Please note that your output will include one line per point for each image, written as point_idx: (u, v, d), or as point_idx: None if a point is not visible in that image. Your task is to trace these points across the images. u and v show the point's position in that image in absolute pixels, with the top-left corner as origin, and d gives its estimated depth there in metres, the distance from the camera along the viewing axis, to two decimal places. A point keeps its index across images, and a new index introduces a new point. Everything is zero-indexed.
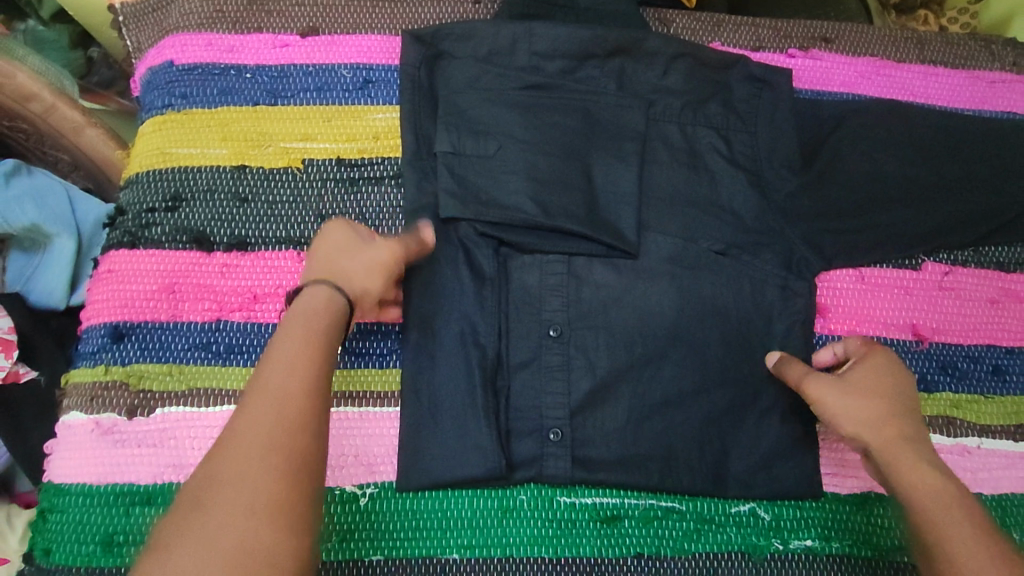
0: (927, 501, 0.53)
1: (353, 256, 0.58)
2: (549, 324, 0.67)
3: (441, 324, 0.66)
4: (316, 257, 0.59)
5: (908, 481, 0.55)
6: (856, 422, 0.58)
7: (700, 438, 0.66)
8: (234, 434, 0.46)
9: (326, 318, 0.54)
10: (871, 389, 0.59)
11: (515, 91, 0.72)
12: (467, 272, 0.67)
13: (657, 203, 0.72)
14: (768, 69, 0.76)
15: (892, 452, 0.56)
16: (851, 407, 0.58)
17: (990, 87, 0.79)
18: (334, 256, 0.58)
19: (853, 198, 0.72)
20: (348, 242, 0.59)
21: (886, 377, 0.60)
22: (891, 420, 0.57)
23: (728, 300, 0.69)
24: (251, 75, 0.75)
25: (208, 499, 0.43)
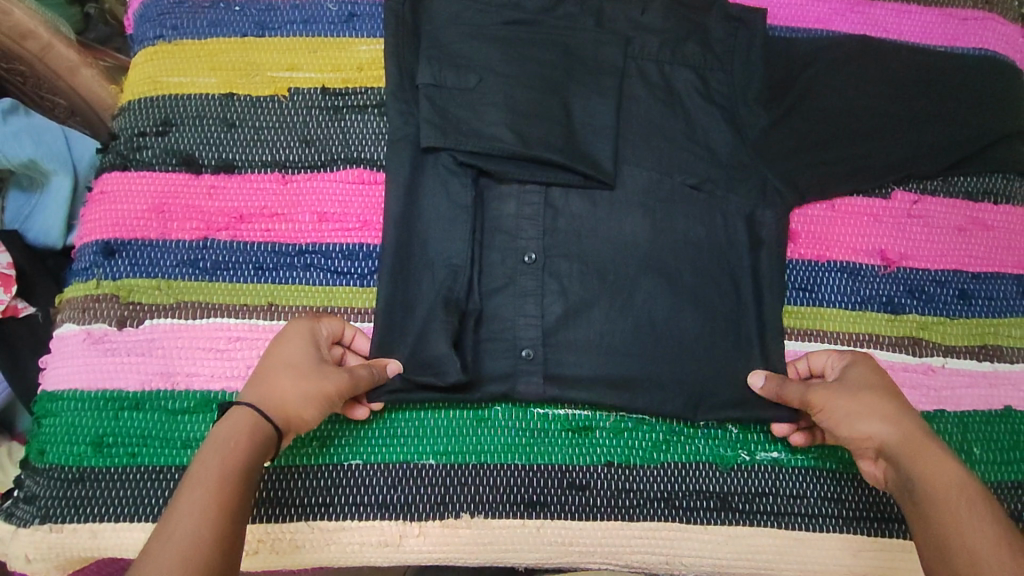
0: (940, 485, 0.52)
1: (295, 379, 0.56)
2: (524, 251, 0.69)
3: (419, 252, 0.68)
4: (272, 354, 0.58)
5: (923, 471, 0.54)
6: (869, 421, 0.57)
7: (672, 363, 0.67)
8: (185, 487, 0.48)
9: (257, 434, 0.52)
10: (875, 388, 0.59)
11: (495, 27, 0.74)
12: (445, 201, 0.69)
13: (635, 136, 0.73)
14: (746, 9, 0.77)
15: (912, 448, 0.55)
16: (860, 406, 0.58)
17: (962, 24, 0.82)
18: (278, 372, 0.56)
19: (827, 130, 0.73)
20: (303, 353, 0.58)
21: (884, 379, 0.61)
22: (902, 419, 0.57)
23: (702, 230, 0.71)
24: (240, 8, 0.77)
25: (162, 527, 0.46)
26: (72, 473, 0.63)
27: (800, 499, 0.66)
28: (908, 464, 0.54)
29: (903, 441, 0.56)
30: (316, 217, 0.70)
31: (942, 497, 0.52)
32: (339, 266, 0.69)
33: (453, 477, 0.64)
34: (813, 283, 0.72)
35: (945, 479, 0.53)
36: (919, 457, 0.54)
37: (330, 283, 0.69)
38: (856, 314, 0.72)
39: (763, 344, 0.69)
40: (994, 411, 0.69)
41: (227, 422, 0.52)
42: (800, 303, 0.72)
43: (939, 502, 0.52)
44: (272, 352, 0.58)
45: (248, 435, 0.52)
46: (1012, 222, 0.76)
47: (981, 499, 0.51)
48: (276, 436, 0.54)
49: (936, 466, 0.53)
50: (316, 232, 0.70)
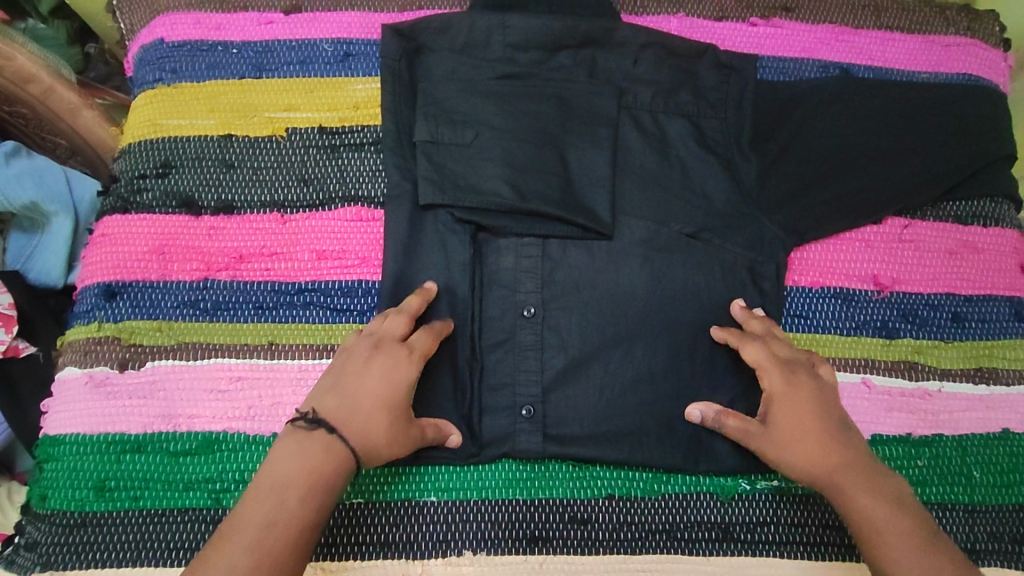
0: (871, 515, 0.57)
1: (389, 439, 0.58)
2: (522, 304, 0.70)
3: None
4: (372, 394, 0.58)
5: (853, 503, 0.58)
6: (800, 462, 0.59)
7: (671, 414, 0.67)
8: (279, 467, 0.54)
9: (337, 471, 0.55)
10: (801, 424, 0.60)
11: (490, 81, 0.76)
12: (443, 255, 0.70)
13: (631, 186, 0.75)
14: (735, 56, 0.79)
15: (840, 479, 0.58)
16: (786, 449, 0.60)
17: (945, 50, 0.85)
18: (377, 425, 0.57)
19: (813, 170, 0.76)
20: (401, 400, 0.59)
21: (814, 407, 0.61)
22: (830, 452, 0.59)
23: (699, 277, 0.72)
24: (238, 51, 0.78)
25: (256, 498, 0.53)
26: (74, 518, 0.62)
27: (801, 527, 0.65)
28: (837, 496, 0.58)
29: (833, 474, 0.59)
30: (314, 255, 0.71)
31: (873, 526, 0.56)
32: (338, 304, 0.70)
33: (454, 514, 0.64)
34: (808, 309, 0.73)
35: (881, 503, 0.57)
36: (845, 483, 0.58)
37: (329, 321, 0.70)
38: (852, 339, 0.72)
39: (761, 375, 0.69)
40: (991, 434, 0.69)
41: (307, 449, 0.55)
42: (796, 329, 0.72)
43: (870, 531, 0.56)
44: (375, 391, 0.58)
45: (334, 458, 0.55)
46: (1002, 245, 0.78)
47: (906, 520, 0.56)
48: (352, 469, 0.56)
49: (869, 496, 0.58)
50: (315, 270, 0.71)
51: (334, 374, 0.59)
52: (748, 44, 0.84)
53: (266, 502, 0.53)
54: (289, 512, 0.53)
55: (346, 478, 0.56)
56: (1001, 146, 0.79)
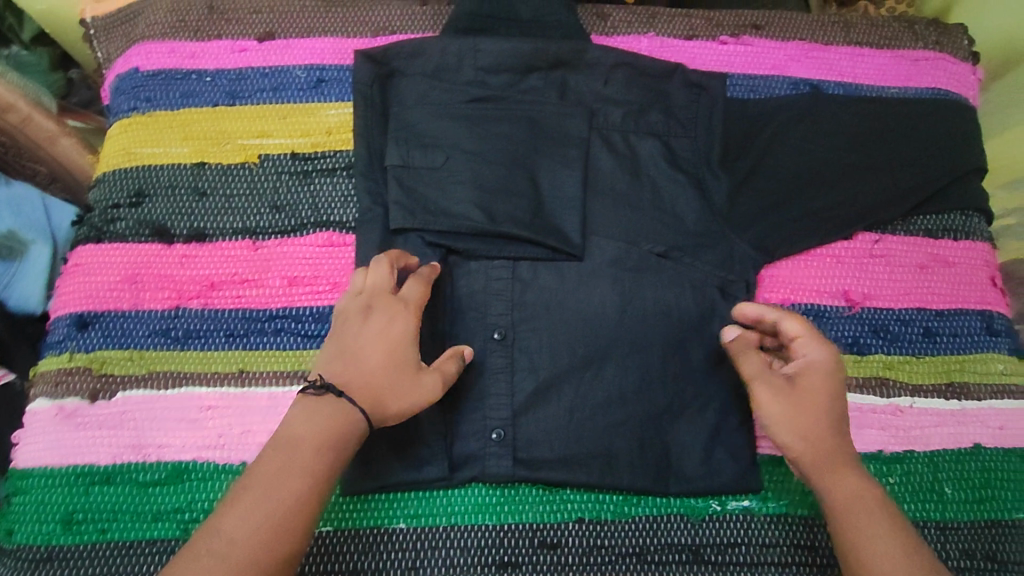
0: (853, 508, 0.55)
1: (396, 389, 0.57)
2: (493, 327, 0.70)
3: None
4: (373, 351, 0.58)
5: (837, 493, 0.56)
6: (800, 436, 0.57)
7: (641, 435, 0.67)
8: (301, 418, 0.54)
9: (347, 431, 0.54)
10: (818, 402, 0.57)
11: (461, 104, 0.76)
12: None
13: (602, 207, 0.75)
14: (704, 75, 0.79)
15: (832, 466, 0.56)
16: (793, 420, 0.57)
17: (914, 65, 0.85)
18: (382, 379, 0.57)
19: (783, 188, 0.76)
20: (399, 350, 0.58)
21: (836, 393, 0.58)
22: (832, 438, 0.57)
23: (669, 296, 0.72)
24: (211, 78, 0.78)
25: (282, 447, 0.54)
26: (40, 553, 0.62)
27: (772, 548, 0.65)
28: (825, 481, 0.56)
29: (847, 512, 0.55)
30: (285, 282, 0.71)
31: (856, 518, 0.54)
32: (309, 330, 0.70)
33: (423, 541, 0.64)
34: None
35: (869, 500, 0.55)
36: (840, 471, 0.56)
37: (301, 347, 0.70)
38: None
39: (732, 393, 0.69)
40: (963, 449, 0.69)
41: (317, 411, 0.54)
42: None
43: (848, 521, 0.55)
44: (373, 344, 0.58)
45: (342, 417, 0.54)
46: (973, 258, 0.78)
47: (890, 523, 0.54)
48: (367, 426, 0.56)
49: (881, 538, 0.54)
50: (286, 296, 0.71)
51: (334, 339, 0.59)
52: (719, 63, 0.83)
53: (286, 450, 0.53)
54: (307, 461, 0.53)
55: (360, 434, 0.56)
56: (969, 161, 0.80)
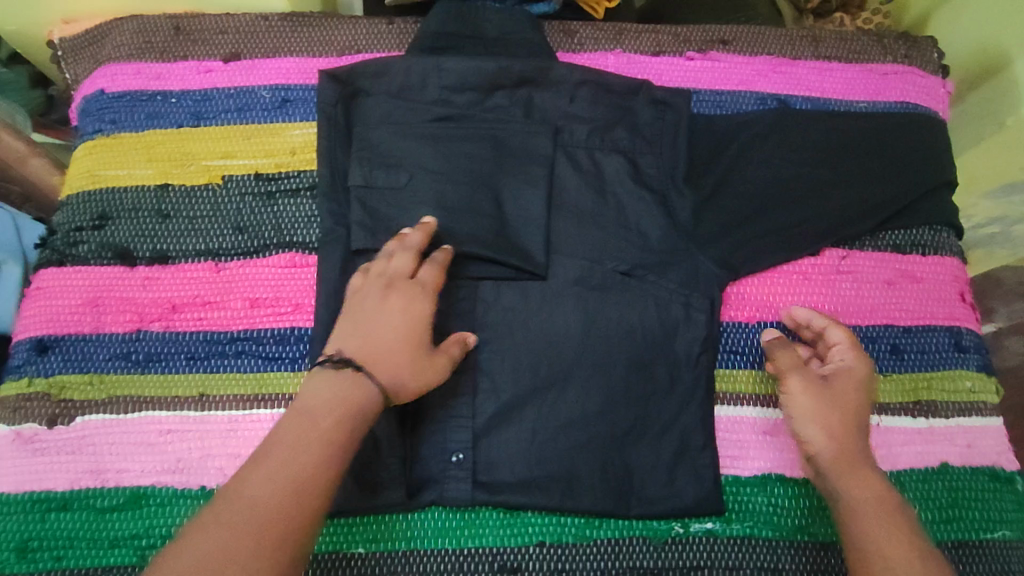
0: (866, 503, 0.55)
1: (413, 366, 0.59)
2: None
3: None
4: (394, 328, 0.60)
5: (852, 488, 0.56)
6: (825, 425, 0.59)
7: (603, 457, 0.67)
8: (315, 395, 0.54)
9: (367, 407, 0.55)
10: (846, 399, 0.61)
11: (425, 123, 0.75)
12: None
13: (566, 225, 0.74)
14: (670, 91, 0.78)
15: (852, 463, 0.57)
16: (819, 409, 0.60)
17: (883, 79, 0.84)
18: (401, 355, 0.59)
19: (750, 205, 0.76)
20: (417, 330, 0.61)
21: (866, 399, 0.62)
22: (856, 437, 0.59)
23: (633, 315, 0.72)
24: (176, 100, 0.78)
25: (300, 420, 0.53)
26: None
27: (734, 570, 0.65)
28: (841, 475, 0.57)
29: (862, 514, 0.54)
30: (247, 303, 0.71)
31: (868, 512, 0.54)
32: (270, 352, 0.70)
33: (383, 566, 0.64)
34: (744, 345, 0.72)
35: (884, 499, 0.55)
36: (860, 468, 0.57)
37: (262, 369, 0.70)
38: None
39: (696, 413, 0.69)
40: (930, 469, 0.69)
41: (339, 383, 0.55)
42: (732, 366, 0.72)
43: (862, 514, 0.54)
44: (393, 322, 0.60)
45: (361, 393, 0.55)
46: (942, 273, 0.77)
47: (905, 523, 0.53)
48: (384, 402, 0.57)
49: (892, 535, 0.52)
50: (248, 318, 0.71)
51: (349, 319, 0.61)
52: (686, 79, 0.83)
53: (302, 425, 0.53)
54: (323, 433, 0.52)
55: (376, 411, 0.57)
56: (937, 176, 0.79)
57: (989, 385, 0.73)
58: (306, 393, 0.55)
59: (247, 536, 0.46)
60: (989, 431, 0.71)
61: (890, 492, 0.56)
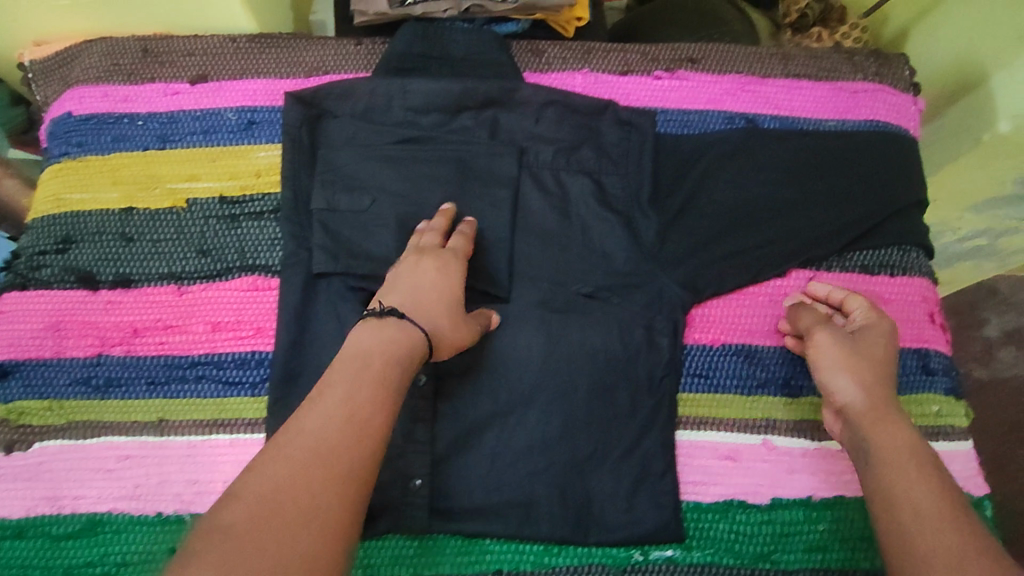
0: (895, 448, 0.56)
1: (450, 318, 0.61)
2: None
3: (309, 379, 0.69)
4: (430, 285, 0.61)
5: (879, 433, 0.57)
6: (853, 375, 0.61)
7: (562, 484, 0.67)
8: (362, 340, 0.55)
9: (409, 349, 0.55)
10: (872, 354, 0.63)
11: (388, 145, 0.75)
12: (336, 324, 0.70)
13: (530, 247, 0.74)
14: (636, 112, 0.78)
15: (880, 411, 0.59)
16: (847, 360, 0.62)
17: (853, 97, 0.84)
18: (440, 307, 0.60)
19: (716, 225, 0.75)
20: (451, 287, 0.62)
21: (889, 357, 0.64)
22: (882, 388, 0.60)
23: (596, 339, 0.71)
24: (143, 122, 0.78)
25: (352, 364, 0.53)
26: None
27: None
28: (868, 420, 0.58)
29: (893, 459, 0.55)
30: (208, 327, 0.71)
31: (895, 455, 0.55)
32: (230, 376, 0.70)
33: None
34: (708, 369, 0.72)
35: (913, 446, 0.56)
36: (888, 415, 0.58)
37: (222, 394, 0.70)
38: (752, 399, 0.71)
39: (658, 438, 0.68)
40: None
41: (382, 328, 0.56)
42: (695, 390, 0.71)
43: (890, 458, 0.55)
44: (428, 280, 0.62)
45: (402, 334, 0.56)
46: (910, 294, 0.77)
47: (933, 468, 0.54)
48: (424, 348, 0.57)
49: (919, 477, 0.53)
50: (209, 342, 0.71)
51: (387, 284, 0.62)
52: (653, 98, 0.82)
53: (354, 365, 0.53)
54: (376, 372, 0.52)
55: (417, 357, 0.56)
56: (905, 195, 0.79)
57: (958, 410, 0.73)
58: (352, 344, 0.55)
59: (308, 467, 0.45)
60: (957, 456, 0.71)
61: (919, 440, 0.57)
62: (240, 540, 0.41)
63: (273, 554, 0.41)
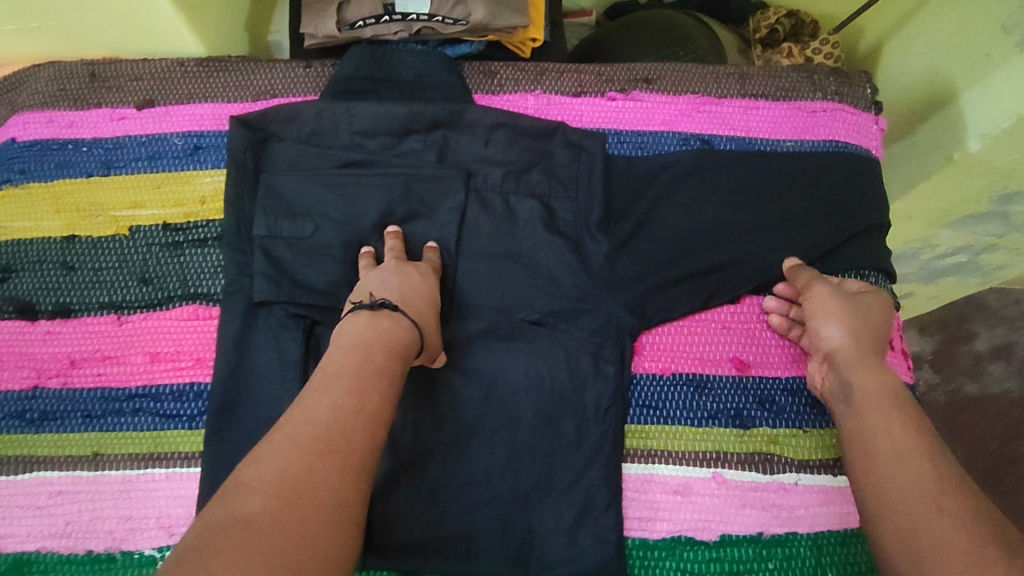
0: (875, 394, 0.60)
1: (432, 325, 0.63)
2: None
3: (247, 410, 0.68)
4: (414, 290, 0.64)
5: (862, 380, 0.61)
6: (844, 328, 0.65)
7: (503, 518, 0.65)
8: (363, 333, 0.57)
9: (403, 345, 0.58)
10: (862, 312, 0.66)
11: (332, 169, 0.74)
12: (275, 354, 0.68)
13: (477, 272, 0.72)
14: (586, 134, 0.77)
15: (867, 361, 0.63)
16: (839, 313, 0.65)
17: (812, 117, 0.82)
18: (425, 312, 0.63)
19: (671, 249, 0.73)
20: (431, 296, 0.65)
21: (880, 318, 0.67)
22: (869, 343, 0.64)
23: (542, 367, 0.69)
24: (88, 148, 0.77)
25: (360, 353, 0.55)
26: None
27: None
28: (853, 367, 0.62)
29: (870, 405, 0.60)
30: (147, 358, 0.70)
31: (874, 403, 0.60)
32: (168, 409, 0.69)
33: None
34: (657, 400, 0.70)
35: (892, 393, 0.60)
36: (873, 364, 0.63)
37: (159, 427, 0.68)
38: (702, 431, 0.69)
39: (604, 471, 0.66)
40: (849, 530, 0.66)
41: (377, 322, 0.58)
42: (644, 422, 0.70)
43: (869, 403, 0.60)
44: (413, 285, 0.64)
45: (394, 331, 0.58)
46: None
47: (908, 413, 0.59)
48: (412, 348, 0.59)
49: (894, 423, 0.58)
50: (147, 373, 0.69)
51: (370, 282, 0.64)
52: (607, 120, 0.81)
53: (358, 355, 0.55)
54: (380, 360, 0.55)
55: (408, 354, 0.58)
56: (864, 218, 0.77)
57: None
58: (345, 337, 0.57)
59: (319, 459, 0.47)
60: None
61: (900, 389, 0.61)
62: (268, 529, 0.42)
63: (306, 535, 0.43)
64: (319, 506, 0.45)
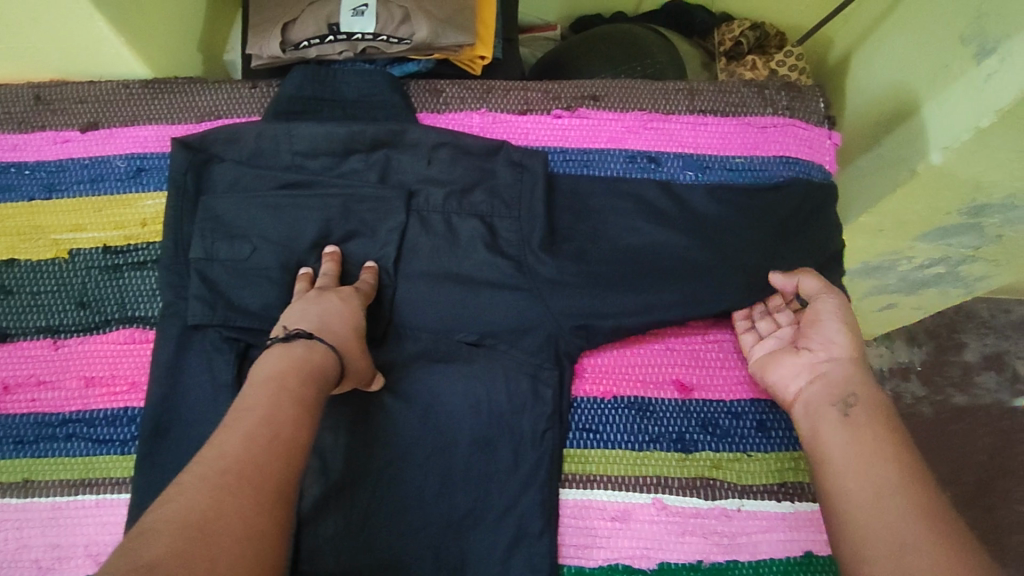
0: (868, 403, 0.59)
1: (354, 349, 0.62)
2: None
3: (178, 435, 0.67)
4: (335, 315, 0.63)
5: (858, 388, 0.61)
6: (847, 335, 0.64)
7: (436, 545, 0.64)
8: (275, 364, 0.56)
9: (318, 372, 0.57)
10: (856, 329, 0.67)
11: (271, 190, 0.73)
12: (207, 377, 0.68)
13: (416, 293, 0.71)
14: (528, 152, 0.75)
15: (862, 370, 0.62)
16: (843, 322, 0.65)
17: (762, 133, 0.81)
18: (346, 336, 0.62)
19: (614, 268, 0.71)
20: (355, 319, 0.64)
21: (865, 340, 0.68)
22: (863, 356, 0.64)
23: (479, 390, 0.68)
24: (30, 171, 0.77)
25: (276, 384, 0.54)
26: None
27: None
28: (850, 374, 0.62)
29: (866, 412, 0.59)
30: (82, 382, 0.70)
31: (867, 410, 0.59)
32: (100, 434, 0.68)
33: None
34: (598, 424, 0.69)
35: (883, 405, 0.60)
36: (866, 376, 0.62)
37: (91, 453, 0.68)
38: (643, 456, 0.68)
39: (539, 497, 0.65)
40: (793, 559, 0.65)
41: (291, 351, 0.57)
42: (583, 446, 0.69)
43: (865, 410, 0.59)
44: (336, 310, 0.64)
45: (309, 359, 0.57)
46: None
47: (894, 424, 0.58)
48: (330, 375, 0.58)
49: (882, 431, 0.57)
50: (81, 398, 0.69)
51: (290, 312, 0.63)
52: (553, 137, 0.80)
53: (271, 386, 0.54)
54: (294, 390, 0.54)
55: (325, 382, 0.57)
56: (816, 234, 0.75)
57: None
58: (258, 370, 0.56)
59: (226, 495, 0.44)
60: None
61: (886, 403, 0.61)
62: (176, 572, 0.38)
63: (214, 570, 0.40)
64: (229, 542, 0.42)
